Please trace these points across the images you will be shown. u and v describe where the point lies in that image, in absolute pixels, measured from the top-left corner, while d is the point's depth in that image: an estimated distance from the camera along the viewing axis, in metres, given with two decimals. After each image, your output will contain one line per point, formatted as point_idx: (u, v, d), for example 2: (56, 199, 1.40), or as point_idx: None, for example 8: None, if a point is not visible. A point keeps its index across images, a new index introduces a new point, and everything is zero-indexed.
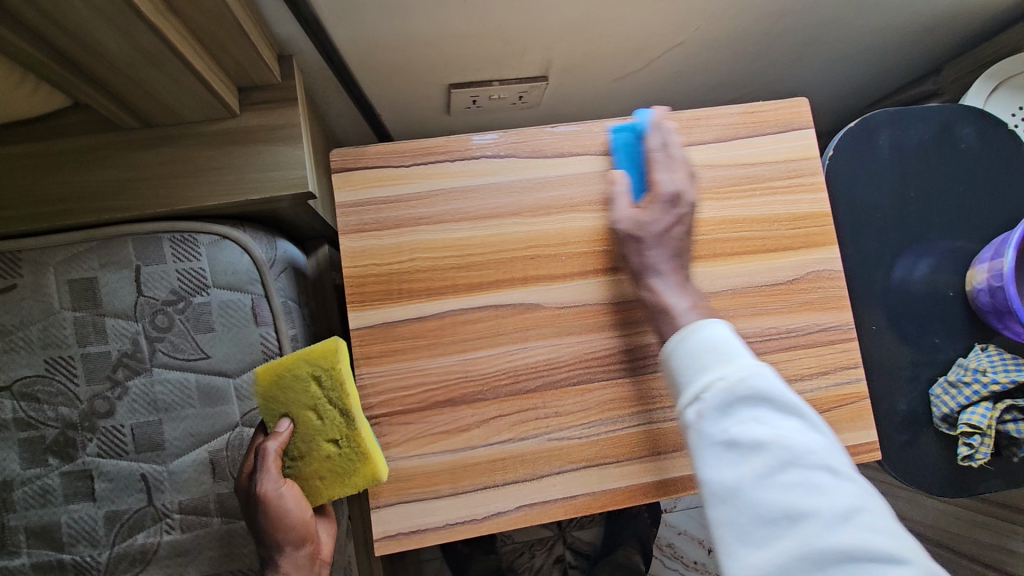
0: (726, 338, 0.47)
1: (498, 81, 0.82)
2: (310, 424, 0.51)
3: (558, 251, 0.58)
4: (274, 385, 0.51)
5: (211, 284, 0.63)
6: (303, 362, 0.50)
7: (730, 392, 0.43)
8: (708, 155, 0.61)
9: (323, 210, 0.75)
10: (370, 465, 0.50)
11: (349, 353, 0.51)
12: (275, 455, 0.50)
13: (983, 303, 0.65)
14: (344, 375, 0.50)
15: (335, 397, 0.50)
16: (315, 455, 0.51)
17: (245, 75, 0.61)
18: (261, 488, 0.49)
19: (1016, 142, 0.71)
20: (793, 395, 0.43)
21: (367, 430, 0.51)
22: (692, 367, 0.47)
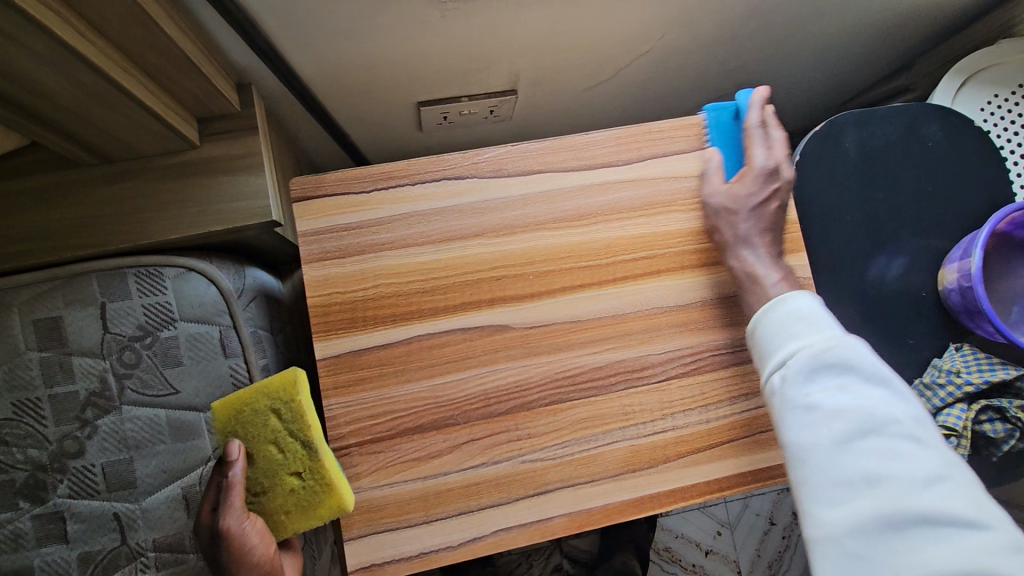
0: (816, 309, 0.49)
1: (467, 98, 0.81)
2: (271, 459, 0.50)
3: (524, 271, 0.58)
4: (232, 420, 0.50)
5: (177, 317, 0.62)
6: (262, 396, 0.50)
7: (818, 357, 0.45)
8: (672, 166, 0.61)
9: (292, 234, 0.74)
10: (336, 496, 0.50)
11: (307, 384, 0.51)
12: (240, 489, 0.49)
13: (954, 303, 0.65)
14: (305, 407, 0.50)
15: (296, 429, 0.50)
16: (278, 490, 0.51)
17: (203, 106, 0.60)
18: (224, 523, 0.48)
19: (982, 138, 0.71)
20: (875, 362, 0.44)
21: (331, 461, 0.51)
22: (778, 336, 0.50)
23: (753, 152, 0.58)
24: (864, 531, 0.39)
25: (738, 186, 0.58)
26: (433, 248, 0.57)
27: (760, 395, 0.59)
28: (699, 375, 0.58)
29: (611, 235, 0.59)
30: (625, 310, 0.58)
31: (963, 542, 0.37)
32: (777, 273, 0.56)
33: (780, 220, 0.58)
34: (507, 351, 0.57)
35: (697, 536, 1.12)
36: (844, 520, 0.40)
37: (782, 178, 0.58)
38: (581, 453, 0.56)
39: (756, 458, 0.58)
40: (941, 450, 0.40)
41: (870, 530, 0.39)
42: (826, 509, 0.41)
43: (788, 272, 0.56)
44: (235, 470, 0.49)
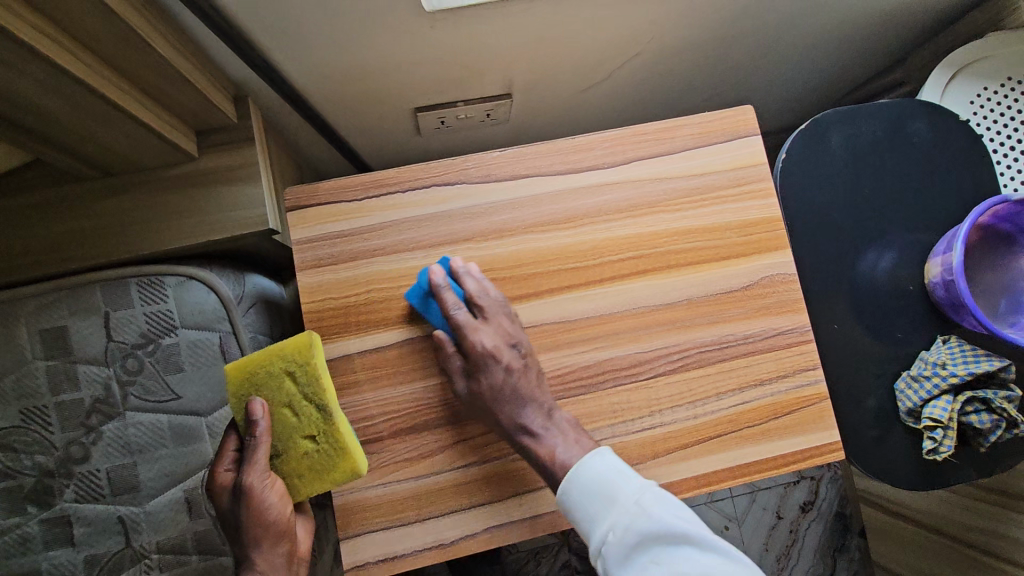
0: (609, 470, 0.50)
1: (463, 102, 0.82)
2: (287, 422, 0.52)
3: (513, 273, 0.59)
4: (248, 382, 0.52)
5: (178, 325, 0.64)
6: (277, 359, 0.52)
7: (624, 538, 0.47)
8: (658, 168, 0.62)
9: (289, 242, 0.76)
10: (350, 460, 0.52)
11: (321, 349, 0.53)
12: (264, 446, 0.51)
13: (939, 296, 0.66)
14: (319, 370, 0.51)
15: (310, 393, 0.51)
16: (292, 453, 0.52)
17: (200, 120, 0.62)
18: (248, 478, 0.49)
19: (966, 134, 0.72)
20: (685, 526, 0.46)
21: (345, 424, 0.52)
22: (585, 514, 0.49)
23: (473, 338, 0.53)
24: None
25: (484, 367, 0.53)
26: (424, 253, 0.59)
27: (748, 390, 0.60)
28: (687, 371, 0.59)
29: (598, 236, 0.61)
30: (613, 310, 0.60)
31: None
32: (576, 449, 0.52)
33: (536, 384, 0.54)
34: None
35: None
36: None
37: (505, 363, 0.54)
38: None
39: (745, 452, 0.58)
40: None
41: None
42: None
43: (562, 438, 0.53)
44: (260, 428, 0.50)
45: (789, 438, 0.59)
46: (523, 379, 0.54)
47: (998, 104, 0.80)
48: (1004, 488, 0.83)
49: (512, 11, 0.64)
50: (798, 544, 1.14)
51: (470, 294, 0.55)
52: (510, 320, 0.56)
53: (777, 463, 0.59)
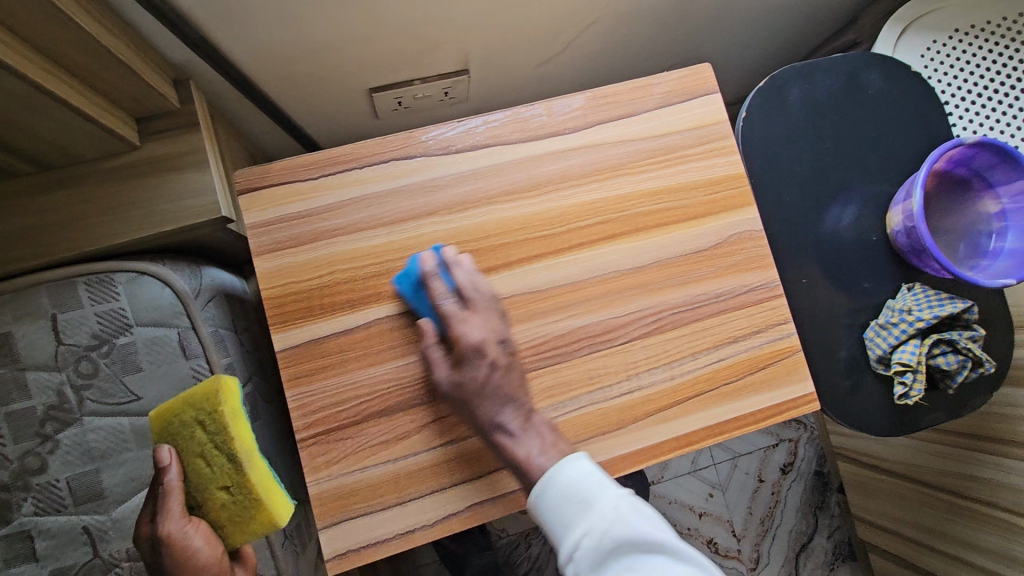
0: (585, 477, 0.49)
1: (420, 81, 0.80)
2: (200, 472, 0.51)
3: (480, 245, 0.58)
4: (165, 433, 0.51)
5: (133, 323, 0.60)
6: (187, 408, 0.51)
7: (597, 546, 0.45)
8: (621, 131, 0.61)
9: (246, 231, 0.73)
10: (265, 512, 0.51)
11: (233, 395, 0.51)
12: (178, 493, 0.50)
13: (901, 244, 0.67)
14: (228, 418, 0.50)
15: (219, 442, 0.50)
16: (211, 504, 0.51)
17: (140, 105, 0.59)
18: (165, 528, 0.48)
19: (919, 83, 0.72)
20: (671, 546, 0.45)
21: (259, 474, 0.51)
22: (558, 517, 0.48)
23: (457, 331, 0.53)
24: None
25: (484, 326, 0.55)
26: (387, 230, 0.57)
27: (723, 347, 0.60)
28: (661, 334, 0.59)
29: (564, 203, 0.59)
30: (583, 277, 0.59)
31: None
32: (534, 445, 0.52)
33: (516, 385, 0.54)
34: (470, 327, 0.57)
35: (691, 500, 1.14)
36: None
37: (489, 359, 0.53)
38: (553, 420, 0.56)
39: (722, 410, 0.59)
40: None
41: None
42: None
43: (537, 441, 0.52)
44: (170, 474, 0.50)
45: (766, 393, 0.59)
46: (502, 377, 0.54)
47: (948, 55, 0.81)
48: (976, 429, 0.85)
49: None
50: (781, 505, 1.17)
51: (458, 287, 0.55)
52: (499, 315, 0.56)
53: (755, 418, 0.59)
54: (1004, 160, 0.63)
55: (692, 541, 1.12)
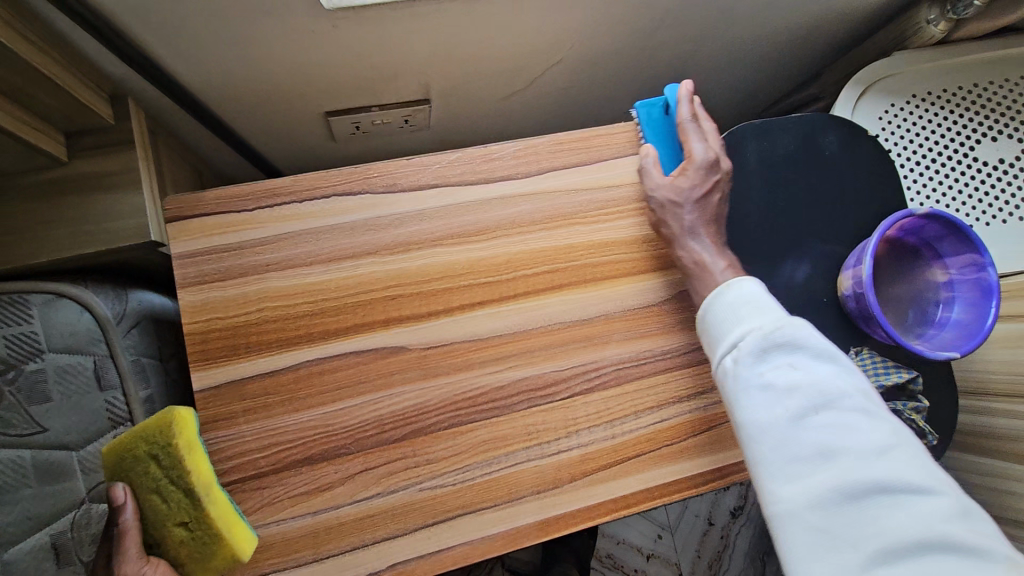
0: (759, 293, 0.51)
1: (379, 107, 0.78)
2: (156, 509, 0.47)
3: (421, 288, 0.56)
4: (116, 467, 0.47)
5: (46, 348, 0.56)
6: (139, 441, 0.46)
7: (766, 337, 0.47)
8: (575, 179, 0.60)
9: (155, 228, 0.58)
10: (228, 546, 0.46)
11: (188, 425, 0.47)
12: (135, 532, 0.46)
13: (850, 308, 0.67)
14: (183, 450, 0.46)
15: (176, 476, 0.46)
16: (168, 543, 0.47)
17: (70, 119, 0.55)
18: (122, 573, 0.44)
19: (876, 147, 0.73)
20: (827, 342, 0.46)
21: (220, 507, 0.47)
22: (726, 320, 0.51)
23: (694, 146, 0.59)
24: (818, 501, 0.41)
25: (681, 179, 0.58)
26: (323, 268, 0.54)
27: (666, 407, 0.58)
28: (604, 390, 0.57)
29: (511, 249, 0.58)
30: (526, 326, 0.57)
31: (927, 506, 0.39)
32: (724, 261, 0.57)
33: (721, 212, 0.60)
34: (403, 374, 0.54)
35: (639, 541, 1.16)
36: (799, 494, 0.42)
37: (699, 176, 0.58)
38: (484, 477, 0.54)
39: (660, 473, 0.57)
40: (891, 418, 0.43)
41: (824, 500, 0.41)
42: (789, 478, 0.43)
43: (709, 251, 0.57)
44: (126, 513, 0.46)
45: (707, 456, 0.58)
46: (707, 191, 0.59)
47: (907, 119, 0.83)
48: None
49: (422, 11, 0.61)
50: None
51: (689, 116, 0.61)
52: (719, 139, 0.60)
53: (697, 481, 0.58)
54: (952, 232, 0.64)
55: None
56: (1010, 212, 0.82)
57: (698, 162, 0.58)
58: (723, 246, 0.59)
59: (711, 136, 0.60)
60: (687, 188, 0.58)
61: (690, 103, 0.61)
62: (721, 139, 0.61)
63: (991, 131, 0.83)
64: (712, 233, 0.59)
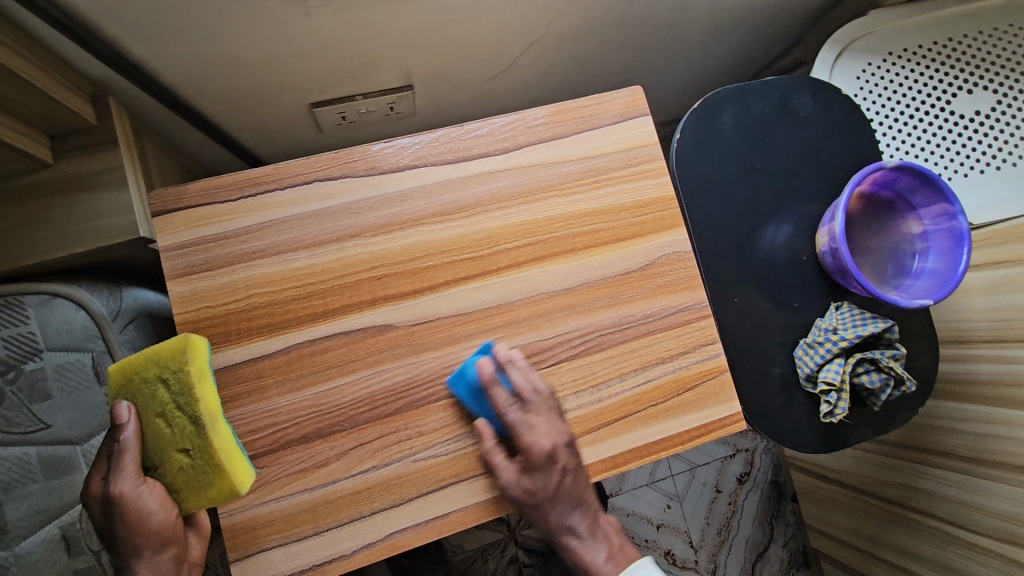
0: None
1: (362, 96, 0.79)
2: (160, 432, 0.48)
3: (406, 266, 0.57)
4: (124, 387, 0.48)
5: (43, 347, 0.58)
6: (152, 363, 0.48)
7: None
8: (550, 152, 0.61)
9: (143, 221, 0.60)
10: (226, 477, 0.47)
11: (200, 354, 0.49)
12: (134, 450, 0.47)
13: (828, 264, 0.69)
14: (194, 377, 0.47)
15: (183, 402, 0.47)
16: (167, 467, 0.48)
17: (52, 122, 0.57)
18: (116, 486, 0.46)
19: (848, 106, 0.74)
20: None
21: (223, 438, 0.48)
22: None
23: (527, 439, 0.52)
24: None
25: (519, 477, 0.53)
26: (308, 252, 0.56)
27: (651, 368, 0.60)
28: (589, 355, 0.59)
29: (493, 224, 0.59)
30: (511, 298, 0.58)
31: None
32: (602, 551, 0.55)
33: (583, 485, 0.55)
34: (393, 351, 0.56)
35: (649, 511, 1.29)
36: None
37: (560, 463, 0.53)
38: (477, 445, 0.56)
39: (648, 433, 0.59)
40: None
41: None
42: None
43: (606, 547, 0.56)
44: (126, 431, 0.47)
45: (693, 413, 0.60)
46: (572, 482, 0.54)
47: (881, 79, 0.84)
48: (920, 442, 0.92)
49: None
50: (738, 514, 1.33)
51: (516, 390, 0.54)
52: (556, 418, 0.55)
53: (683, 438, 0.59)
54: (924, 183, 0.66)
55: (650, 553, 1.27)
56: (988, 163, 0.83)
57: (536, 456, 0.52)
58: (601, 520, 0.57)
59: (546, 421, 0.54)
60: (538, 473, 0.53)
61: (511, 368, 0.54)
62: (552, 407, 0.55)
63: (965, 85, 0.84)
64: (591, 526, 0.56)
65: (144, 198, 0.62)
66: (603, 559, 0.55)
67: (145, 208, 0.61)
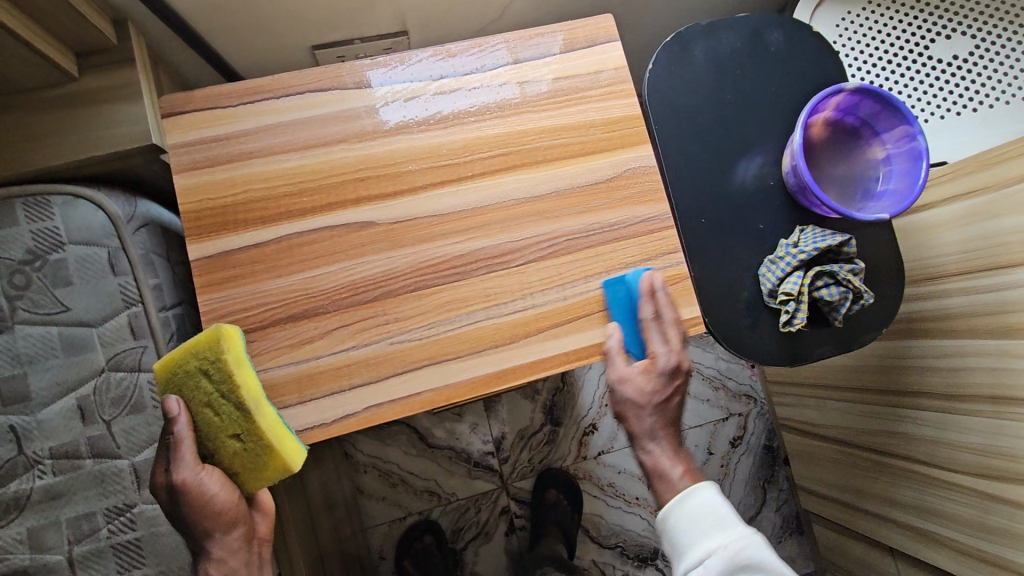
0: (719, 502, 0.60)
1: (360, 41, 0.85)
2: (210, 422, 0.53)
3: (388, 170, 0.62)
4: (170, 381, 0.53)
5: (66, 241, 0.65)
6: (191, 357, 0.52)
7: (729, 558, 0.57)
8: (525, 72, 0.66)
9: (156, 132, 0.67)
10: (278, 457, 0.53)
11: (234, 343, 0.53)
12: (190, 443, 0.52)
13: (792, 184, 0.72)
14: (231, 366, 0.51)
15: (227, 390, 0.51)
16: (223, 452, 0.53)
17: (80, 40, 0.64)
18: (179, 475, 0.51)
19: (819, 41, 0.77)
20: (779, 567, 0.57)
21: (268, 421, 0.53)
22: (695, 529, 0.59)
23: (656, 349, 0.61)
24: None
25: (643, 380, 0.61)
26: (299, 154, 0.61)
27: (614, 272, 0.64)
28: (556, 258, 0.63)
29: (468, 135, 0.64)
30: (484, 203, 0.63)
31: None
32: (678, 468, 0.62)
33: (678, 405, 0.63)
34: (373, 246, 0.61)
35: (639, 469, 1.32)
36: None
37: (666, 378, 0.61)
38: (449, 332, 0.61)
39: (609, 330, 0.63)
40: None
41: None
42: None
43: (684, 465, 0.62)
44: (179, 424, 0.52)
45: None
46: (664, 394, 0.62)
47: (861, 26, 0.87)
48: (895, 385, 0.94)
49: None
50: (731, 475, 1.35)
51: (657, 312, 0.61)
52: (682, 339, 0.62)
53: (643, 337, 0.63)
54: (885, 108, 0.69)
55: (639, 509, 1.30)
56: (963, 105, 0.86)
57: (660, 368, 0.61)
58: (679, 446, 0.64)
59: (672, 335, 0.61)
60: (651, 392, 0.61)
61: (653, 296, 0.61)
62: (683, 336, 0.62)
63: (945, 30, 0.85)
64: (667, 436, 0.63)
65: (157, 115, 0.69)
66: (679, 473, 0.62)
67: (158, 122, 0.67)
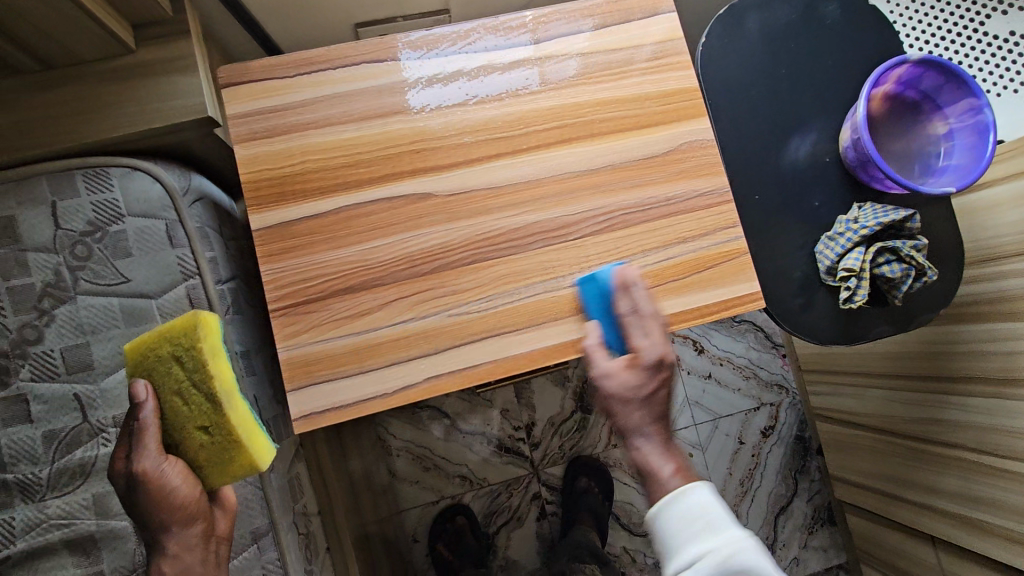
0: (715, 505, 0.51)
1: (403, 18, 0.84)
2: (178, 411, 0.53)
3: (444, 142, 0.62)
4: (140, 366, 0.54)
5: (125, 213, 0.65)
6: (165, 343, 0.53)
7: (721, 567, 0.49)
8: (580, 44, 0.65)
9: (212, 105, 0.67)
10: (246, 452, 0.54)
11: (212, 332, 0.54)
12: (154, 430, 0.52)
13: (850, 159, 0.71)
14: (207, 355, 0.53)
15: (199, 380, 0.53)
16: (187, 444, 0.53)
17: (138, 12, 0.64)
18: (139, 463, 0.51)
19: (876, 13, 0.75)
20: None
21: (238, 414, 0.54)
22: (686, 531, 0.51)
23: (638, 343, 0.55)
24: None
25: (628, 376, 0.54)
26: (356, 126, 0.61)
27: (671, 247, 0.63)
28: (612, 231, 0.63)
29: (523, 107, 0.64)
30: (539, 175, 0.63)
31: None
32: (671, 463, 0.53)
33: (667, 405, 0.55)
34: (429, 219, 0.61)
35: None
36: None
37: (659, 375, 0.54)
38: (505, 305, 0.60)
39: (665, 305, 0.62)
40: None
41: None
42: None
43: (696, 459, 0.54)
44: (145, 410, 0.52)
45: (710, 289, 0.63)
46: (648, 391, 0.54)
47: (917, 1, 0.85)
48: (942, 371, 0.92)
49: None
50: (761, 466, 1.34)
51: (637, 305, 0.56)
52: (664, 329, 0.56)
53: (699, 313, 0.63)
54: (948, 79, 0.67)
55: None
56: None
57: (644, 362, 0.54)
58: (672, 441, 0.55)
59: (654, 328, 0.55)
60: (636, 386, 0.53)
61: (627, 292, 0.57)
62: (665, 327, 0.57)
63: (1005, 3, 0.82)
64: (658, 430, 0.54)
65: (212, 90, 0.69)
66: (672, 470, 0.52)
67: (212, 96, 0.68)
